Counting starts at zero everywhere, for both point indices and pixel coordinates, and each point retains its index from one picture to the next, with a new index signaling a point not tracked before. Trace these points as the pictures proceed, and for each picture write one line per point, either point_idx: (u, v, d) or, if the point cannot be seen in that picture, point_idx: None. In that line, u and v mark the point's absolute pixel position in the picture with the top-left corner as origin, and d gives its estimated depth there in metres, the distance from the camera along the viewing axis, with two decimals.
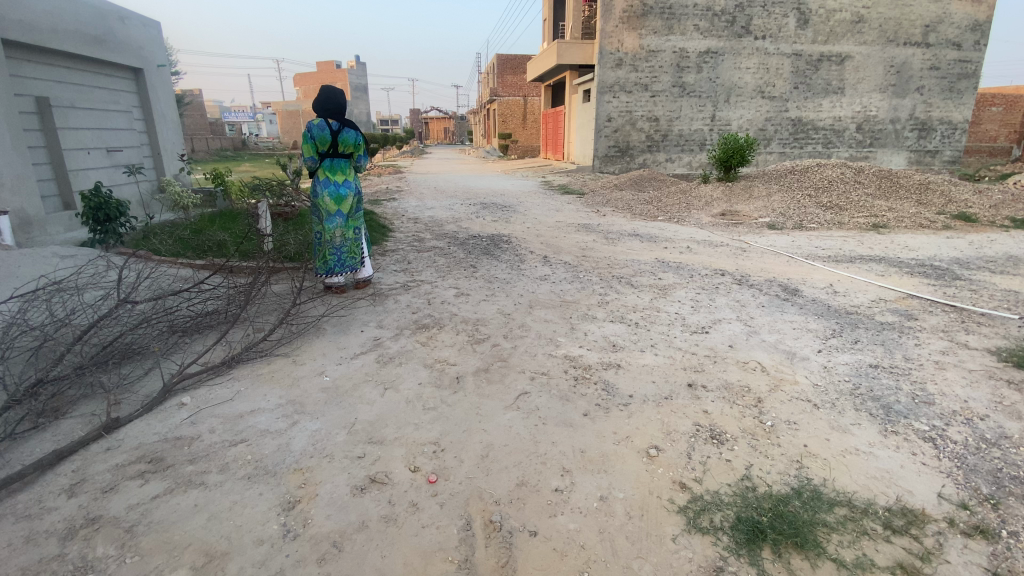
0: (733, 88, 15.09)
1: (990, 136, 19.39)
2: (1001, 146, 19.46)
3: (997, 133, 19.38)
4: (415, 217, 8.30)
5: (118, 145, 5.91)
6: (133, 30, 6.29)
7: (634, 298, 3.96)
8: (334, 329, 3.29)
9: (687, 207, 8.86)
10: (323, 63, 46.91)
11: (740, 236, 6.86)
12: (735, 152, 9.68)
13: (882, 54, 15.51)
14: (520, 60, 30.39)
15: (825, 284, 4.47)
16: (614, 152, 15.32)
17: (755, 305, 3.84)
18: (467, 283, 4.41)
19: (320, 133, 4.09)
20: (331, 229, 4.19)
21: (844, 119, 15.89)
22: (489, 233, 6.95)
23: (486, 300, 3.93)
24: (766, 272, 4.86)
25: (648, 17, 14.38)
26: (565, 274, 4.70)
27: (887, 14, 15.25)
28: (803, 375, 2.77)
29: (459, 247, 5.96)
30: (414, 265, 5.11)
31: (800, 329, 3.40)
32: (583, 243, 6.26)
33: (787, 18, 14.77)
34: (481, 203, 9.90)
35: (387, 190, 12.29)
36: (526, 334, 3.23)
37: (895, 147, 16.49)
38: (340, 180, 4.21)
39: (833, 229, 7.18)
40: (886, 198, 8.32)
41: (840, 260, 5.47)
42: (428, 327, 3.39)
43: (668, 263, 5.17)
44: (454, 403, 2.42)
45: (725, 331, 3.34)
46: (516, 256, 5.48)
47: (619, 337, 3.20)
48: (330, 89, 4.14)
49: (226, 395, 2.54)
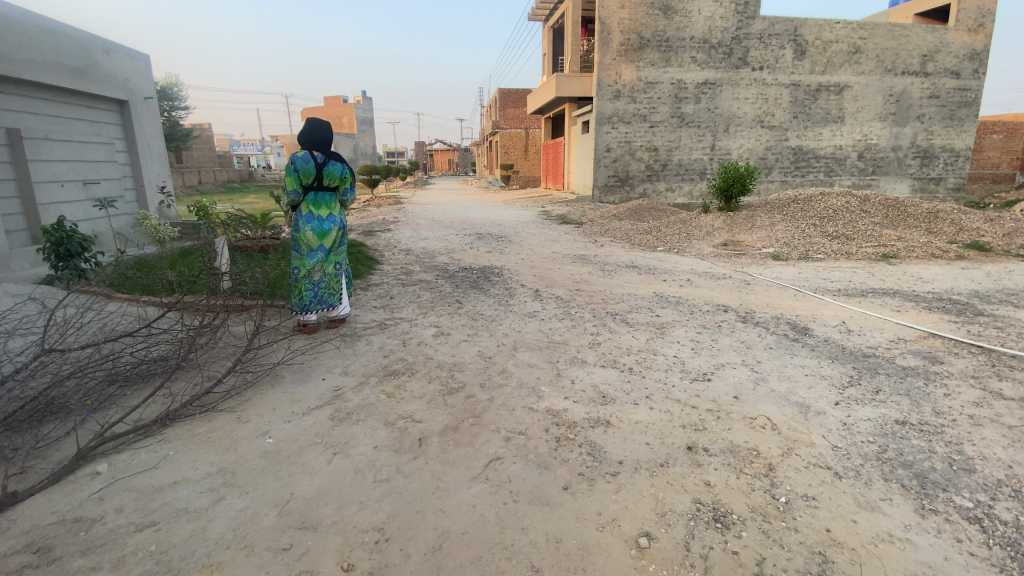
0: (732, 117, 15.07)
1: (992, 163, 19.24)
2: (1004, 173, 19.28)
3: (999, 160, 19.23)
4: (407, 249, 8.05)
5: (95, 177, 5.71)
6: (118, 63, 6.18)
7: (629, 338, 3.62)
8: (293, 379, 2.96)
9: (688, 237, 8.60)
10: (330, 99, 48.04)
11: (743, 268, 6.55)
12: (736, 181, 9.47)
13: (880, 83, 15.52)
14: (521, 93, 30.83)
15: (837, 321, 4.12)
16: (614, 182, 15.22)
17: (762, 346, 3.49)
18: (449, 320, 4.09)
19: (305, 165, 3.86)
20: (312, 264, 3.90)
21: (845, 147, 15.78)
22: (481, 265, 6.66)
23: (466, 341, 3.60)
24: (773, 308, 4.52)
25: (645, 49, 14.49)
26: (556, 310, 4.38)
27: (883, 45, 15.31)
28: (820, 435, 2.40)
29: (448, 280, 5.67)
30: (396, 300, 4.81)
31: (813, 375, 3.04)
32: (578, 275, 5.97)
33: (784, 50, 14.84)
34: (477, 233, 9.68)
35: (383, 221, 12.14)
36: (506, 382, 2.88)
37: (898, 174, 16.32)
38: (324, 214, 3.96)
39: (841, 260, 6.87)
40: (895, 227, 8.03)
41: (851, 293, 5.13)
42: (397, 374, 3.06)
43: (667, 298, 4.84)
44: (412, 473, 2.08)
45: (729, 378, 2.98)
46: (505, 290, 5.17)
47: (611, 386, 2.84)
48: (317, 121, 3.94)
49: (151, 461, 2.21)
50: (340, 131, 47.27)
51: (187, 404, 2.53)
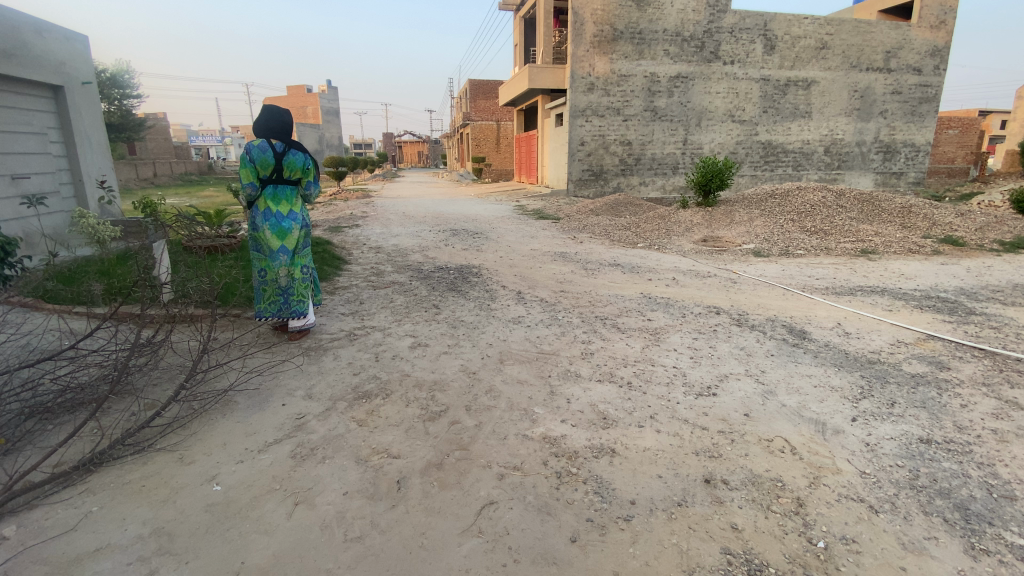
0: (704, 111, 15.05)
1: (947, 157, 19.95)
2: (958, 167, 19.99)
3: (954, 155, 19.98)
4: (377, 247, 7.60)
5: (26, 171, 5.06)
6: (51, 44, 5.52)
7: (624, 347, 3.35)
8: (248, 407, 2.57)
9: (667, 233, 8.43)
10: (293, 88, 46.37)
11: (725, 265, 6.39)
12: (715, 176, 9.35)
13: (845, 79, 15.77)
14: (492, 85, 30.34)
15: (833, 324, 3.96)
16: (588, 176, 15.01)
17: (764, 354, 3.28)
18: (427, 329, 3.73)
19: (262, 155, 3.43)
20: (274, 267, 3.49)
21: (812, 142, 16.00)
22: (457, 265, 6.29)
23: (447, 354, 3.26)
24: (766, 310, 4.33)
25: (618, 41, 14.28)
26: (542, 314, 4.08)
27: (849, 41, 15.55)
28: (844, 459, 2.19)
29: (423, 282, 5.28)
30: (366, 305, 4.41)
31: (824, 388, 2.83)
32: (560, 275, 5.69)
33: (754, 44, 14.88)
34: (450, 230, 9.28)
35: (351, 216, 11.58)
36: (495, 403, 2.57)
37: (862, 169, 16.68)
38: (285, 210, 3.53)
39: (821, 256, 6.81)
40: (870, 222, 8.05)
41: (839, 292, 5.00)
42: (371, 396, 2.70)
43: (656, 299, 4.60)
44: (391, 528, 1.75)
45: (736, 393, 2.74)
46: (486, 292, 4.83)
47: (611, 406, 2.56)
48: (275, 106, 3.51)
49: (69, 518, 1.81)
50: (305, 122, 45.74)
51: (122, 442, 2.14)
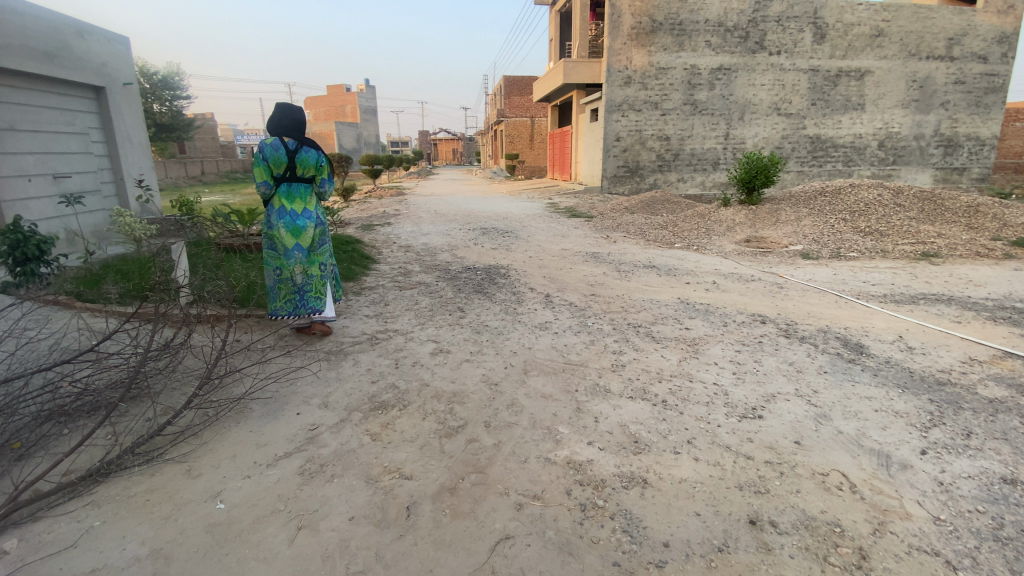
0: (748, 105, 14.38)
1: (1016, 151, 18.45)
2: None
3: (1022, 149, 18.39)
4: (406, 245, 7.54)
5: (67, 170, 5.21)
6: (93, 45, 5.67)
7: (658, 359, 3.12)
8: (262, 416, 2.49)
9: (707, 233, 8.04)
10: (333, 88, 47.41)
11: (771, 268, 6.01)
12: (759, 172, 8.86)
13: (903, 69, 14.76)
14: (527, 81, 30.07)
15: (894, 337, 3.59)
16: (624, 172, 14.61)
17: (816, 371, 2.97)
18: (450, 334, 3.59)
19: (274, 153, 3.35)
20: (289, 265, 3.43)
21: (865, 136, 15.06)
22: (486, 265, 6.15)
23: (469, 362, 3.10)
24: (816, 319, 3.99)
25: (658, 33, 13.80)
26: (571, 320, 3.87)
27: (907, 28, 14.55)
28: (913, 501, 1.91)
29: (449, 282, 5.16)
30: (391, 307, 4.31)
31: (885, 412, 2.52)
32: (592, 277, 5.46)
33: (803, 33, 14.10)
34: (481, 228, 9.16)
35: (383, 214, 11.63)
36: (517, 420, 2.39)
37: (920, 164, 15.58)
38: (299, 208, 3.45)
39: (877, 259, 6.31)
40: (931, 222, 7.43)
41: (899, 300, 4.58)
42: (389, 405, 2.57)
43: (694, 305, 4.32)
44: (397, 563, 1.60)
45: (785, 417, 2.47)
46: (514, 295, 4.66)
47: (643, 427, 2.35)
48: (287, 104, 3.43)
49: (68, 533, 1.74)
50: (344, 120, 46.71)
51: (131, 451, 2.07)
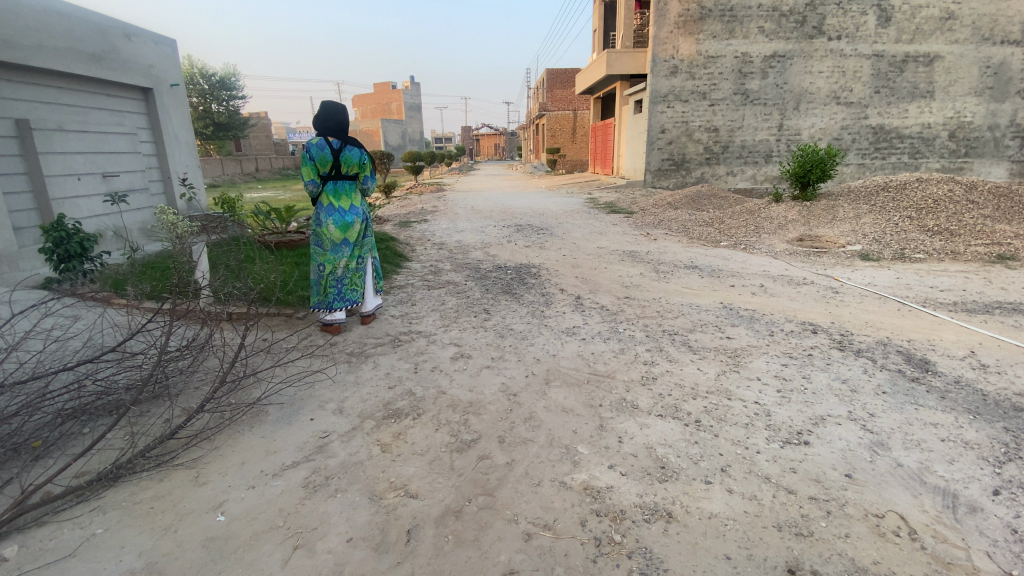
0: (803, 94, 13.54)
1: None
2: None
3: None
4: (441, 242, 7.51)
5: (115, 169, 5.45)
6: (140, 48, 5.91)
7: (692, 372, 2.88)
8: (276, 421, 2.45)
9: (755, 231, 7.58)
10: (379, 85, 48.36)
11: (825, 270, 5.56)
12: (814, 166, 8.27)
13: (977, 53, 13.47)
14: (570, 74, 29.58)
15: (967, 352, 3.18)
16: (667, 166, 14.10)
17: (873, 391, 2.66)
18: (474, 337, 3.47)
19: (321, 152, 3.48)
20: (336, 261, 3.53)
21: (934, 126, 13.87)
22: (518, 264, 6.00)
23: (490, 369, 2.96)
24: (875, 330, 3.61)
25: (706, 20, 13.18)
26: (601, 325, 3.68)
27: (981, 9, 13.28)
28: (984, 554, 1.63)
29: (479, 282, 5.04)
30: (417, 306, 4.23)
31: (953, 443, 2.20)
32: (627, 278, 5.23)
33: (866, 16, 13.11)
34: (517, 225, 9.02)
35: (421, 210, 11.71)
36: (534, 436, 2.24)
37: (995, 157, 14.22)
38: (346, 205, 3.59)
39: (945, 262, 5.75)
40: (1011, 221, 6.70)
41: (971, 308, 4.10)
42: (403, 414, 2.48)
43: (737, 311, 4.03)
44: None
45: (834, 444, 2.21)
46: (543, 297, 4.49)
47: (671, 450, 2.15)
48: (330, 102, 3.53)
49: (72, 538, 1.73)
50: (389, 117, 47.60)
51: (141, 455, 2.06)
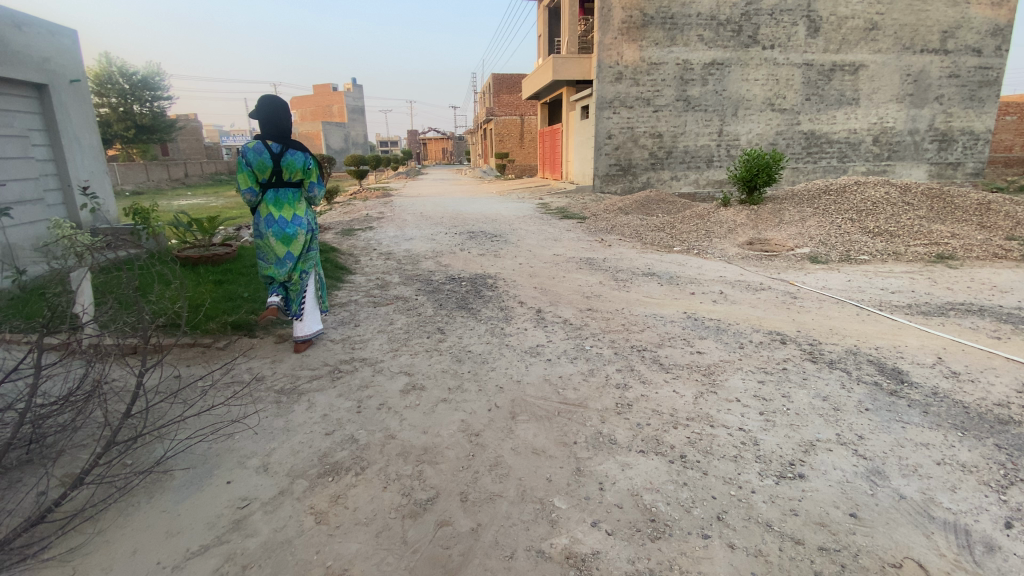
0: (742, 100, 13.99)
1: (1006, 146, 19.27)
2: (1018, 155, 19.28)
3: (1012, 143, 19.31)
4: (387, 252, 7.04)
5: (1, 177, 4.65)
6: (31, 38, 5.10)
7: (669, 395, 2.63)
8: (182, 488, 1.98)
9: (707, 235, 7.59)
10: (320, 87, 46.54)
11: (780, 274, 5.57)
12: (760, 170, 8.43)
13: (897, 63, 14.43)
14: (516, 78, 29.54)
15: (934, 359, 3.15)
16: (616, 170, 14.16)
17: (856, 408, 2.52)
18: (426, 363, 3.09)
19: (258, 158, 3.30)
20: (278, 275, 3.38)
21: (860, 131, 14.72)
22: (472, 275, 5.64)
23: (446, 403, 2.59)
24: (842, 338, 3.53)
25: (649, 27, 13.37)
26: (566, 343, 3.39)
27: (901, 21, 14.23)
28: None
29: (430, 297, 4.65)
30: (361, 328, 3.80)
31: (951, 466, 2.07)
32: (586, 287, 5.00)
33: (797, 26, 13.74)
34: (468, 232, 8.66)
35: (366, 217, 11.10)
36: (502, 490, 1.91)
37: (914, 160, 15.26)
38: (288, 215, 3.40)
39: (890, 263, 5.92)
40: (942, 221, 7.05)
41: (926, 311, 4.15)
42: (343, 469, 2.08)
43: (703, 321, 3.86)
44: None
45: (831, 475, 2.02)
46: (502, 312, 4.16)
47: (661, 496, 1.88)
48: (270, 101, 3.34)
49: None
50: (331, 120, 45.92)
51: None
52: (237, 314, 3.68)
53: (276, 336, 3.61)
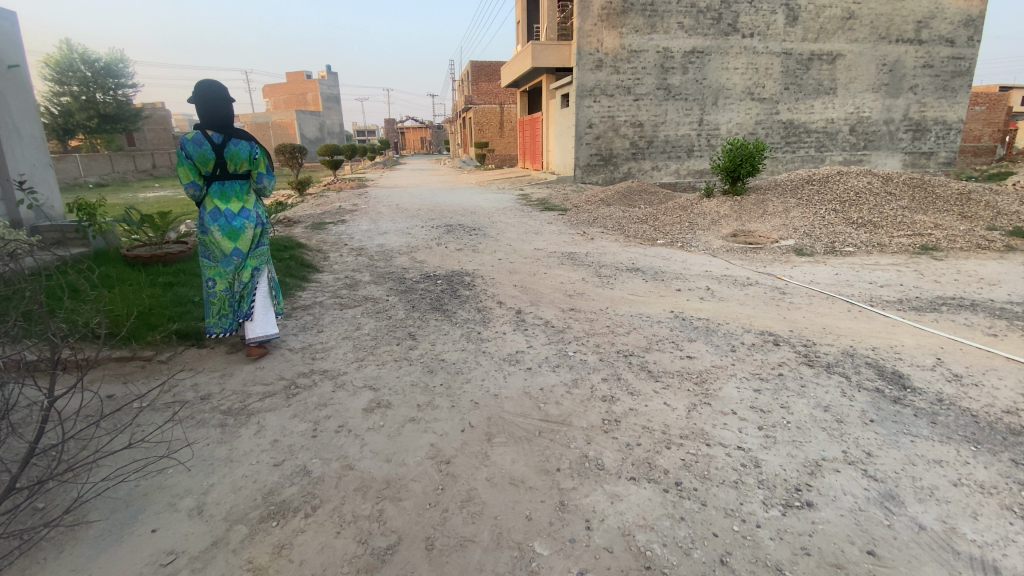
0: (722, 89, 13.86)
1: (974, 135, 19.68)
2: (984, 145, 19.72)
3: (980, 133, 19.68)
4: (359, 248, 6.69)
5: None
6: None
7: (660, 408, 2.39)
8: (97, 539, 1.68)
9: (690, 227, 7.42)
10: (293, 75, 45.15)
11: (766, 268, 5.41)
12: (744, 160, 8.27)
13: (873, 52, 14.46)
14: (494, 66, 29.00)
15: (934, 360, 2.99)
16: (596, 161, 13.93)
17: (861, 420, 2.33)
18: (394, 375, 2.81)
19: (198, 149, 2.98)
20: (226, 273, 3.08)
21: (837, 121, 14.74)
22: (448, 272, 5.35)
23: (413, 423, 2.32)
24: (836, 337, 3.36)
25: (628, 14, 13.10)
26: (547, 349, 3.14)
27: (878, 10, 14.24)
28: None
29: (402, 297, 4.35)
30: (325, 334, 3.49)
31: (968, 488, 1.90)
32: (568, 284, 4.76)
33: (776, 15, 13.63)
34: (445, 225, 8.33)
35: (339, 210, 10.66)
36: (475, 535, 1.65)
37: (890, 149, 15.38)
38: (236, 208, 3.11)
39: (875, 255, 5.83)
40: (925, 212, 7.00)
41: (918, 306, 4.01)
42: (291, 510, 1.80)
43: (691, 321, 3.65)
44: None
45: (842, 502, 1.82)
46: (479, 313, 3.89)
47: (659, 536, 1.65)
48: (208, 87, 3.03)
49: None
50: (305, 109, 44.59)
51: None
52: (183, 322, 3.38)
53: (228, 346, 3.27)
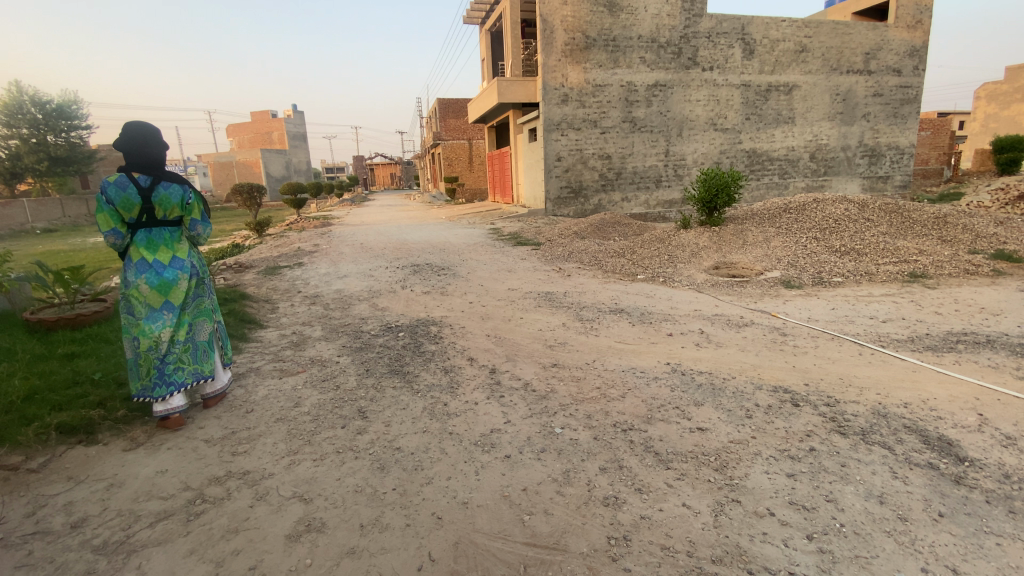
0: (686, 120, 13.97)
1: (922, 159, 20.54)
2: (933, 168, 20.56)
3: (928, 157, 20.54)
4: (315, 295, 6.05)
5: None
6: None
7: (680, 515, 1.85)
8: None
9: (670, 260, 7.07)
10: (258, 115, 44.67)
11: (757, 304, 5.02)
12: (720, 190, 8.06)
13: (827, 82, 14.93)
14: (461, 103, 29.24)
15: (978, 419, 2.55)
16: (566, 193, 13.71)
17: (928, 517, 1.84)
18: (334, 476, 2.19)
19: (122, 193, 2.60)
20: (153, 331, 2.58)
21: (797, 148, 15.04)
22: (411, 322, 4.75)
23: (353, 559, 1.70)
24: (859, 392, 2.89)
25: (591, 49, 13.17)
26: (529, 424, 2.58)
27: (828, 43, 14.75)
28: None
29: (357, 357, 3.74)
30: (256, 413, 2.85)
31: None
32: (547, 332, 4.23)
33: (733, 49, 13.94)
34: (411, 265, 7.76)
35: (298, 251, 9.99)
36: None
37: (849, 175, 15.76)
38: (165, 258, 2.66)
39: (865, 285, 5.54)
40: (905, 237, 6.84)
41: (932, 345, 3.64)
42: None
43: (692, 377, 3.16)
44: None
45: None
46: (446, 376, 3.30)
47: None
48: (136, 128, 2.68)
49: None
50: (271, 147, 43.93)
51: None
52: (73, 409, 2.75)
53: (127, 440, 2.59)
